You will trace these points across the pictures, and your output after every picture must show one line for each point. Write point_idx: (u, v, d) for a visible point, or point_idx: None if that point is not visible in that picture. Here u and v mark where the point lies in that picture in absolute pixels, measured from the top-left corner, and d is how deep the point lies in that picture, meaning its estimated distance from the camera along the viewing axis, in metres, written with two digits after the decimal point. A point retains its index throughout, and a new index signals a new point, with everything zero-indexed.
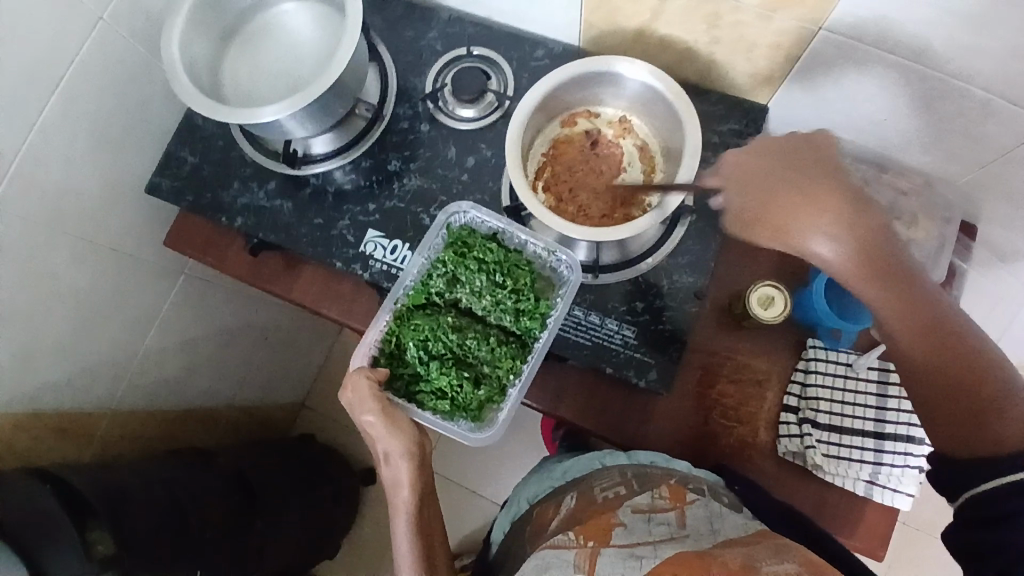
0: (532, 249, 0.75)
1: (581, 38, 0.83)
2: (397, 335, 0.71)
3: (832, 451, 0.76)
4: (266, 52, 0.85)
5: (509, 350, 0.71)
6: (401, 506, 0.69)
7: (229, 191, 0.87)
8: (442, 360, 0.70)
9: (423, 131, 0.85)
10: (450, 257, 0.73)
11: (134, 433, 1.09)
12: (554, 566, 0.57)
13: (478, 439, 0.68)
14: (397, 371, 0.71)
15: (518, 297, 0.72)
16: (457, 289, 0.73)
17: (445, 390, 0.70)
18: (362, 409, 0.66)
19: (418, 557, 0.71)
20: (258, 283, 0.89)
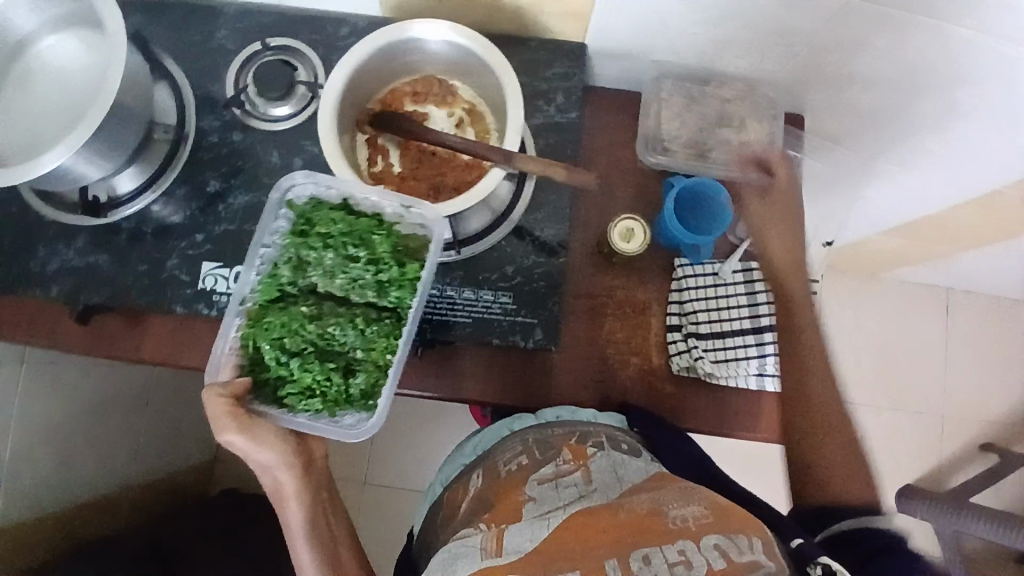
0: (388, 210, 0.68)
1: (382, 9, 0.78)
2: (252, 338, 0.65)
3: (719, 357, 0.79)
4: (33, 95, 0.74)
5: (380, 328, 0.66)
6: (294, 517, 0.69)
7: (30, 259, 0.76)
8: (304, 355, 0.65)
9: (237, 142, 0.78)
10: (293, 239, 0.67)
11: (16, 545, 0.97)
12: (462, 556, 0.53)
13: (360, 433, 0.63)
14: (261, 377, 0.65)
15: (378, 267, 0.67)
16: (309, 273, 0.67)
17: (314, 386, 0.64)
18: (219, 428, 0.61)
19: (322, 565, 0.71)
20: (99, 351, 0.76)
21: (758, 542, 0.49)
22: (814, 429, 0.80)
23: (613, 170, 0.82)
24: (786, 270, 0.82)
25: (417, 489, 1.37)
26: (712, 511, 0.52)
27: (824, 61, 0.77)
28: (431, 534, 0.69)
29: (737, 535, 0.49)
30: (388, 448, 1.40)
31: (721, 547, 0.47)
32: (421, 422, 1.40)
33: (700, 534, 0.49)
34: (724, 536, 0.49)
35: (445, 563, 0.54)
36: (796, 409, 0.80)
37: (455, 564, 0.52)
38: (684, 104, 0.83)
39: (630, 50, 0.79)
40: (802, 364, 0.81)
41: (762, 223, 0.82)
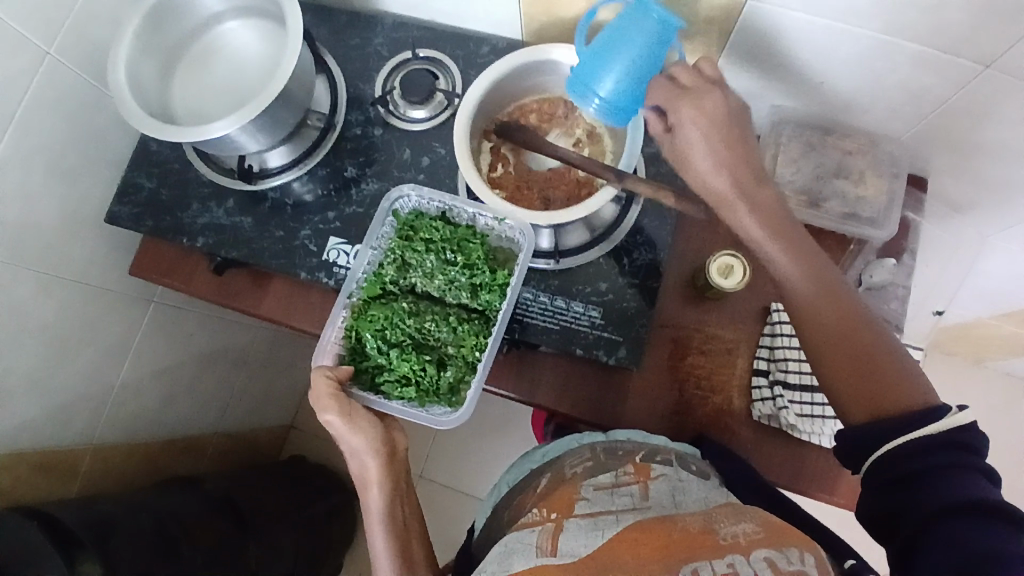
0: (481, 222, 0.75)
1: (523, 31, 0.85)
2: (356, 329, 0.71)
3: (805, 411, 0.77)
4: (213, 72, 0.85)
5: (472, 326, 0.71)
6: (373, 507, 0.69)
7: (187, 213, 0.87)
8: (402, 347, 0.71)
9: (377, 135, 0.86)
10: (398, 243, 0.74)
11: (117, 467, 1.08)
12: (518, 548, 0.56)
13: (449, 420, 0.68)
14: (362, 365, 0.71)
15: (473, 272, 0.73)
16: (410, 274, 0.74)
17: (409, 375, 0.70)
18: (322, 408, 0.66)
19: (394, 560, 0.68)
20: (226, 303, 0.87)
21: (811, 557, 0.48)
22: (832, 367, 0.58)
23: None
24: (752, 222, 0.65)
25: (470, 493, 1.40)
26: (764, 528, 0.52)
27: (958, 125, 0.75)
28: (496, 525, 0.71)
29: (789, 549, 0.49)
30: (450, 445, 1.44)
31: (771, 559, 0.47)
32: (483, 428, 1.44)
33: (750, 549, 0.49)
34: (775, 550, 0.48)
35: (498, 559, 0.56)
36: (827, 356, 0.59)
37: (510, 559, 0.55)
38: (802, 152, 0.83)
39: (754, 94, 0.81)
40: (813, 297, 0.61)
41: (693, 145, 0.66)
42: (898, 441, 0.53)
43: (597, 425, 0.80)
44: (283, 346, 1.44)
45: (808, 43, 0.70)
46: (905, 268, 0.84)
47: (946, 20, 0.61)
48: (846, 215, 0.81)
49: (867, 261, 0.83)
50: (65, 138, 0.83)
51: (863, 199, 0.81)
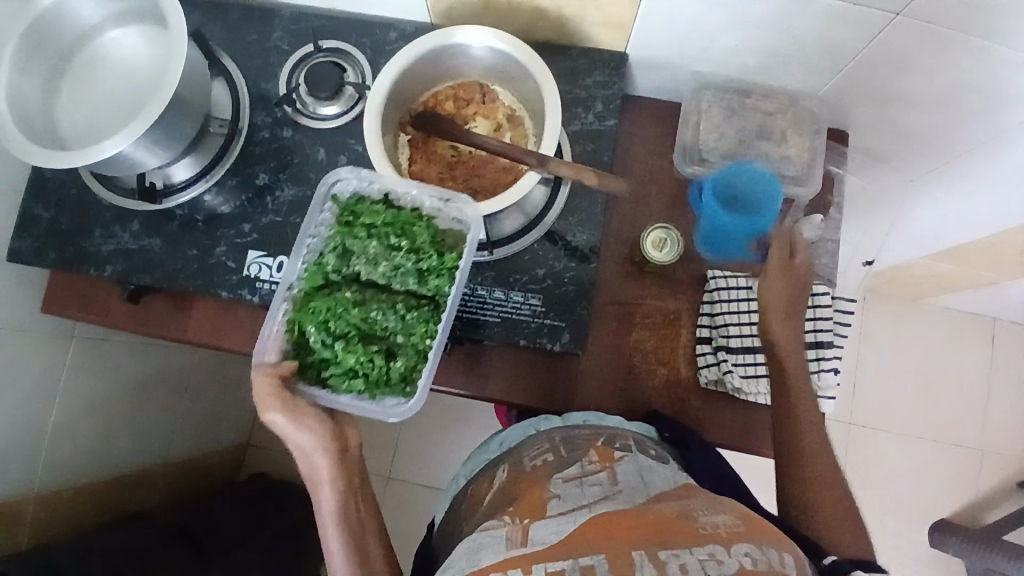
0: (426, 203, 0.71)
1: (429, 14, 0.81)
2: (299, 323, 0.68)
3: (749, 372, 0.78)
4: (98, 85, 0.78)
5: (420, 313, 0.68)
6: (326, 513, 0.65)
7: (90, 240, 0.81)
8: (348, 339, 0.67)
9: (287, 138, 0.81)
10: (339, 230, 0.70)
11: (62, 511, 1.02)
12: (486, 547, 0.53)
13: (401, 414, 0.65)
14: (306, 360, 0.67)
15: (419, 256, 0.69)
16: (353, 262, 0.70)
17: (357, 368, 0.67)
18: (264, 407, 0.62)
19: (350, 563, 0.65)
20: (148, 331, 0.82)
21: (790, 559, 0.47)
22: (800, 460, 0.72)
23: (650, 180, 0.83)
24: (769, 284, 0.78)
25: (439, 487, 1.39)
26: (743, 521, 0.51)
27: (870, 76, 0.76)
28: (454, 520, 0.70)
29: (769, 549, 0.48)
30: (413, 443, 1.42)
31: (751, 555, 0.46)
32: (446, 421, 1.42)
33: (730, 543, 0.47)
34: (755, 546, 0.47)
35: (466, 555, 0.53)
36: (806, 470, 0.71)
37: (478, 555, 0.52)
38: (724, 117, 0.82)
39: (672, 61, 0.79)
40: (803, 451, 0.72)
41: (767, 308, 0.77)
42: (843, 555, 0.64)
43: (547, 410, 0.79)
44: (227, 364, 1.38)
45: (720, 5, 0.68)
46: (831, 224, 0.85)
47: None
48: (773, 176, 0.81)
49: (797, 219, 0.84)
50: None
51: (787, 158, 0.82)
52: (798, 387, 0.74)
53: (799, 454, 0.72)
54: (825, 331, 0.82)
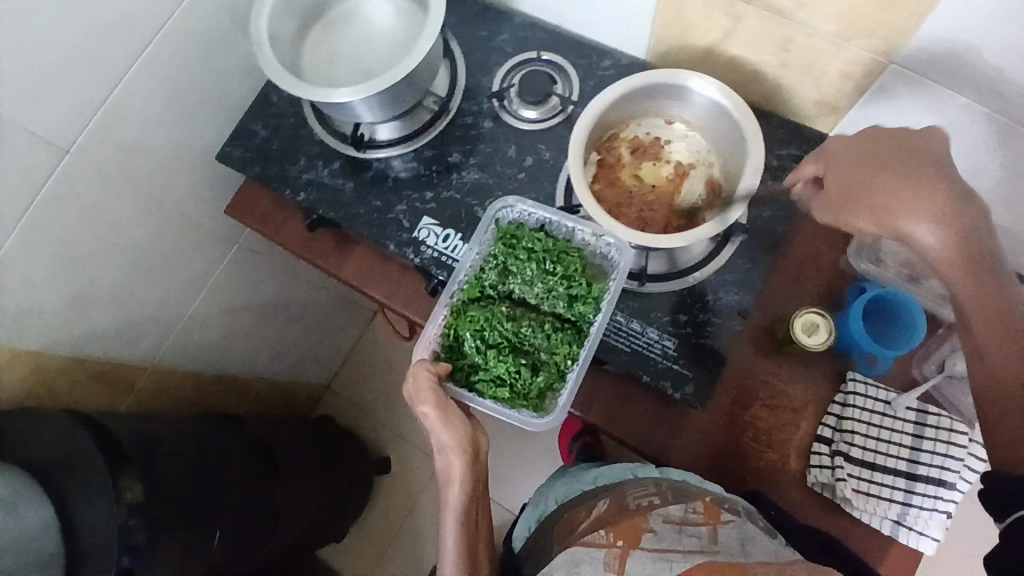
0: (579, 236, 0.76)
1: (648, 53, 0.85)
2: (455, 329, 0.72)
3: (861, 487, 0.77)
4: (344, 37, 0.88)
5: (565, 335, 0.72)
6: (451, 509, 0.70)
7: (292, 166, 0.90)
8: (498, 348, 0.71)
9: (485, 127, 0.87)
10: (500, 249, 0.75)
11: (167, 389, 1.12)
12: (584, 562, 0.61)
13: (540, 424, 0.68)
14: (458, 363, 0.71)
15: (570, 283, 0.73)
16: (509, 280, 0.74)
17: (504, 377, 0.70)
18: (419, 400, 0.66)
19: (461, 561, 0.72)
20: (310, 258, 0.92)
21: None
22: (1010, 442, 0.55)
23: (812, 266, 0.83)
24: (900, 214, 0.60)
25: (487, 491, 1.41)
26: None
27: None
28: (544, 540, 0.74)
29: None
30: None
31: None
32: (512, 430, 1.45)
33: None
34: None
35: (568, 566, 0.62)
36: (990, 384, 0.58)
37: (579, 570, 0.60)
38: None
39: None
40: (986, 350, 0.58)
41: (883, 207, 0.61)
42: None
43: (645, 453, 0.80)
44: (340, 310, 1.48)
45: (946, 114, 0.68)
46: None
47: None
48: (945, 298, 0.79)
49: None
50: (195, 71, 0.88)
51: None
52: (983, 332, 0.58)
53: (1000, 416, 0.56)
54: (955, 473, 0.76)
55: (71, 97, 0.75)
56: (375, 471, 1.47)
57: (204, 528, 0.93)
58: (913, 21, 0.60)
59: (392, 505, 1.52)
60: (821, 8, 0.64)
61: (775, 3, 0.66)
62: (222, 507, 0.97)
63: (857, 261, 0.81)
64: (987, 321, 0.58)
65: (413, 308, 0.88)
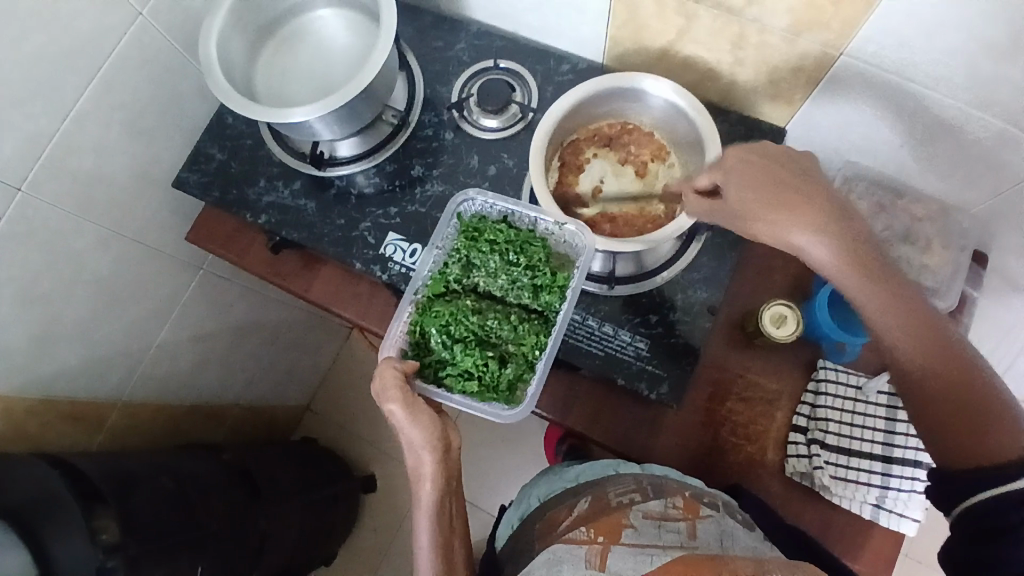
0: (543, 226, 0.75)
1: (605, 56, 0.86)
2: (420, 325, 0.70)
3: (839, 474, 0.78)
4: (298, 55, 0.86)
5: (532, 326, 0.71)
6: (423, 507, 0.67)
7: (254, 188, 0.88)
8: (466, 342, 0.70)
9: (447, 139, 0.87)
10: (463, 243, 0.74)
11: (140, 423, 1.09)
12: (564, 560, 0.58)
13: (511, 416, 0.67)
14: (424, 359, 0.70)
15: (535, 273, 0.72)
16: (473, 274, 0.73)
17: (473, 371, 0.69)
18: (386, 397, 0.64)
19: (437, 564, 0.69)
20: (276, 280, 0.91)
21: None
22: (947, 428, 0.58)
23: (777, 257, 0.84)
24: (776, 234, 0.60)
25: (476, 502, 1.41)
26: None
27: None
28: (523, 541, 0.72)
29: None
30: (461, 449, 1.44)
31: None
32: (497, 438, 1.44)
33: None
34: None
35: (546, 564, 0.58)
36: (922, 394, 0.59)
37: (558, 567, 0.57)
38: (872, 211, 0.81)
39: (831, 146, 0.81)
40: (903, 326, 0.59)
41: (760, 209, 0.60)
42: (988, 496, 0.55)
43: (625, 454, 0.81)
44: (315, 328, 1.46)
45: (897, 102, 0.70)
46: None
47: None
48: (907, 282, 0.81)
49: None
50: (146, 97, 0.86)
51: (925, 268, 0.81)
52: (894, 338, 0.60)
53: (921, 403, 0.60)
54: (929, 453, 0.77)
55: (19, 131, 0.73)
56: (360, 488, 1.45)
57: (187, 564, 0.90)
58: (863, 11, 0.61)
59: (380, 522, 1.50)
60: (771, 4, 0.65)
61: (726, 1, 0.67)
62: (205, 539, 0.94)
63: None
64: (898, 323, 0.59)
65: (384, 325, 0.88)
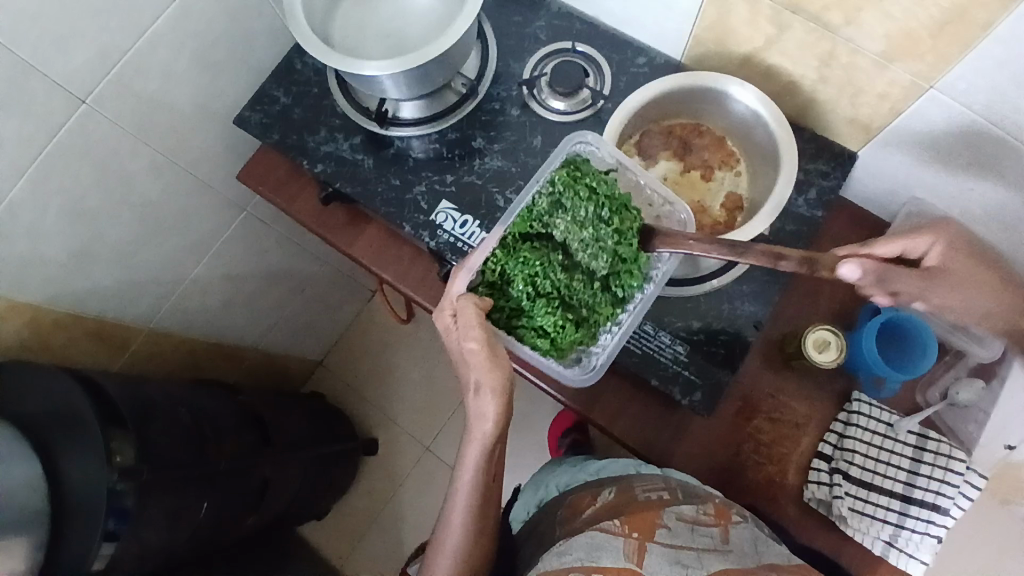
0: (646, 194, 0.73)
1: (684, 54, 0.84)
2: (502, 265, 0.67)
3: (858, 506, 0.77)
4: (377, 9, 0.86)
5: (610, 297, 0.68)
6: (477, 437, 0.67)
7: (313, 137, 0.88)
8: (548, 299, 0.66)
9: (512, 115, 0.86)
10: (561, 185, 0.68)
11: (161, 354, 1.10)
12: (604, 548, 0.62)
13: (582, 380, 0.70)
14: (499, 303, 0.68)
15: (621, 240, 0.67)
16: (562, 220, 0.67)
17: (547, 329, 0.67)
18: (465, 335, 0.63)
19: (474, 491, 0.70)
20: (321, 232, 0.91)
21: None
22: None
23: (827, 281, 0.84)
24: None
25: None
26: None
27: None
28: (545, 524, 0.73)
29: None
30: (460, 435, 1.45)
31: None
32: None
33: None
34: None
35: (586, 547, 0.62)
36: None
37: (598, 552, 0.61)
38: None
39: (901, 180, 0.79)
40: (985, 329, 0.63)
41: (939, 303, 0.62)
42: None
43: (645, 455, 0.81)
44: (341, 287, 1.46)
45: (975, 150, 0.68)
46: None
47: None
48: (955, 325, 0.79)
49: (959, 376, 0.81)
50: (219, 31, 0.85)
51: None
52: None
53: None
54: (949, 498, 0.77)
55: (94, 45, 0.73)
56: (362, 451, 1.46)
57: (193, 499, 0.91)
58: (961, 48, 0.60)
59: (375, 486, 1.51)
60: (871, 24, 0.63)
61: (824, 14, 0.66)
62: (214, 476, 0.95)
63: None
64: None
65: (422, 292, 0.88)
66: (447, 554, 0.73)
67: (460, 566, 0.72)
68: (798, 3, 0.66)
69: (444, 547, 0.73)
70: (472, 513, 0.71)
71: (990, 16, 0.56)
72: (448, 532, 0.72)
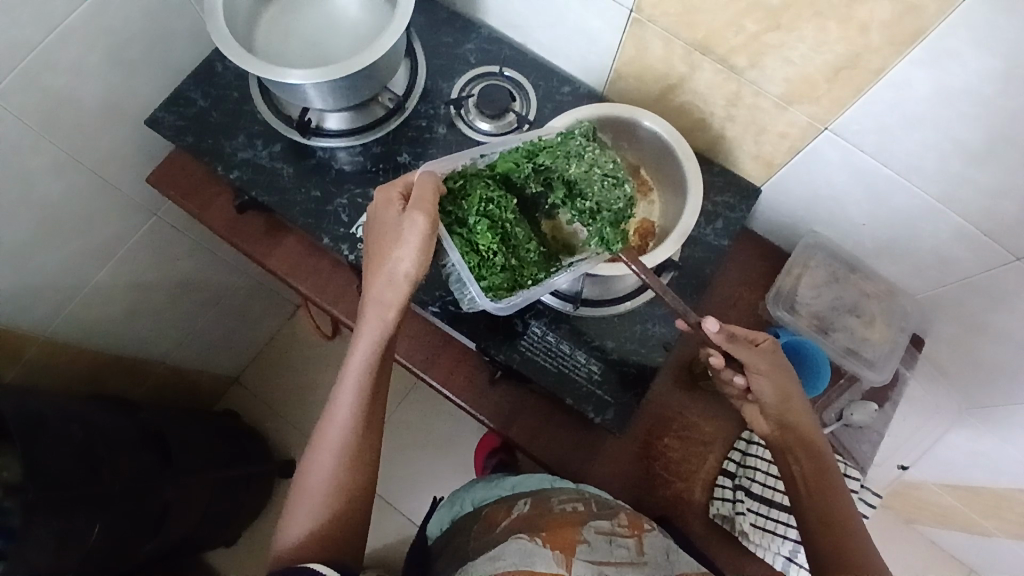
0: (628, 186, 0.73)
1: (604, 86, 0.88)
2: (466, 181, 0.68)
3: (759, 523, 0.80)
4: (304, 19, 0.85)
5: (541, 258, 0.70)
6: (380, 317, 0.65)
7: (230, 142, 0.85)
8: (494, 222, 0.67)
9: (439, 133, 0.87)
10: (574, 138, 0.70)
11: (56, 366, 1.02)
12: (536, 553, 0.61)
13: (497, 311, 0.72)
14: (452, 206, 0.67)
15: (611, 198, 0.68)
16: (561, 162, 0.68)
17: (479, 248, 0.67)
18: (416, 206, 0.61)
19: (364, 380, 0.66)
20: (234, 241, 0.88)
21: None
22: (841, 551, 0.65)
23: (732, 307, 0.88)
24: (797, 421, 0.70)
25: (397, 507, 1.38)
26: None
27: (972, 302, 0.80)
28: (460, 538, 0.72)
29: None
30: (395, 457, 1.41)
31: None
32: (430, 443, 1.42)
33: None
34: None
35: (521, 553, 0.61)
36: (813, 490, 0.68)
37: (532, 557, 0.60)
38: (825, 281, 0.87)
39: (800, 215, 0.85)
40: (787, 406, 0.70)
41: (765, 369, 0.69)
42: None
43: (558, 473, 0.82)
44: (260, 300, 1.40)
45: (869, 186, 0.75)
46: (884, 416, 0.87)
47: (999, 206, 0.66)
48: (849, 350, 0.86)
49: (852, 399, 0.87)
50: (136, 31, 0.82)
51: (866, 340, 0.86)
52: (821, 481, 0.68)
53: (841, 536, 0.65)
54: None
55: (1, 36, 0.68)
56: (276, 473, 1.39)
57: (84, 522, 0.83)
58: (852, 94, 0.66)
59: None
60: (771, 68, 0.69)
61: (730, 58, 0.71)
62: (108, 497, 0.87)
63: (774, 308, 0.87)
64: (810, 475, 0.69)
65: (338, 306, 0.87)
66: (331, 447, 0.65)
67: (344, 463, 0.65)
68: (708, 45, 0.71)
69: (326, 441, 0.65)
70: (361, 405, 0.66)
71: (879, 64, 0.62)
72: (327, 429, 0.66)
